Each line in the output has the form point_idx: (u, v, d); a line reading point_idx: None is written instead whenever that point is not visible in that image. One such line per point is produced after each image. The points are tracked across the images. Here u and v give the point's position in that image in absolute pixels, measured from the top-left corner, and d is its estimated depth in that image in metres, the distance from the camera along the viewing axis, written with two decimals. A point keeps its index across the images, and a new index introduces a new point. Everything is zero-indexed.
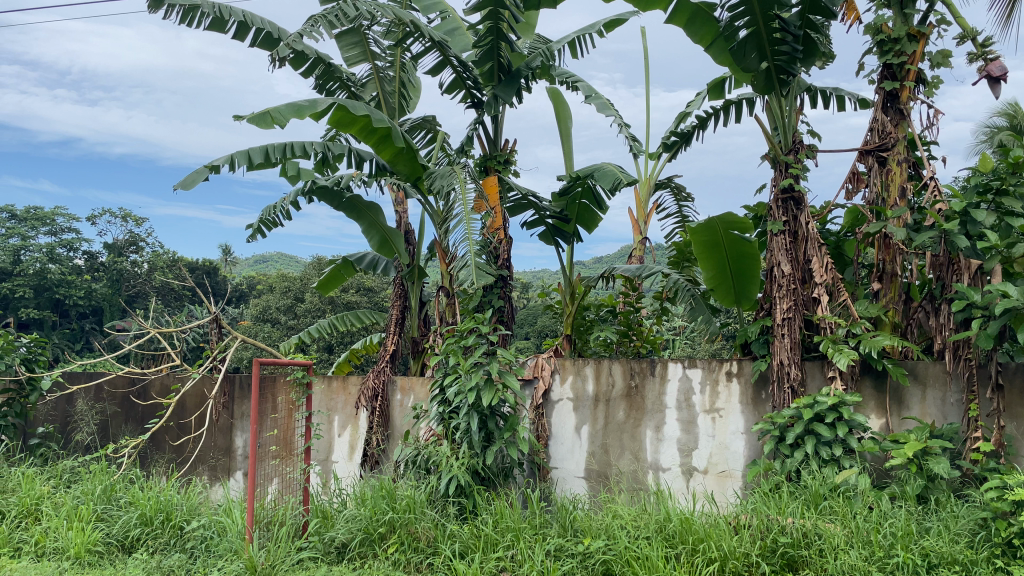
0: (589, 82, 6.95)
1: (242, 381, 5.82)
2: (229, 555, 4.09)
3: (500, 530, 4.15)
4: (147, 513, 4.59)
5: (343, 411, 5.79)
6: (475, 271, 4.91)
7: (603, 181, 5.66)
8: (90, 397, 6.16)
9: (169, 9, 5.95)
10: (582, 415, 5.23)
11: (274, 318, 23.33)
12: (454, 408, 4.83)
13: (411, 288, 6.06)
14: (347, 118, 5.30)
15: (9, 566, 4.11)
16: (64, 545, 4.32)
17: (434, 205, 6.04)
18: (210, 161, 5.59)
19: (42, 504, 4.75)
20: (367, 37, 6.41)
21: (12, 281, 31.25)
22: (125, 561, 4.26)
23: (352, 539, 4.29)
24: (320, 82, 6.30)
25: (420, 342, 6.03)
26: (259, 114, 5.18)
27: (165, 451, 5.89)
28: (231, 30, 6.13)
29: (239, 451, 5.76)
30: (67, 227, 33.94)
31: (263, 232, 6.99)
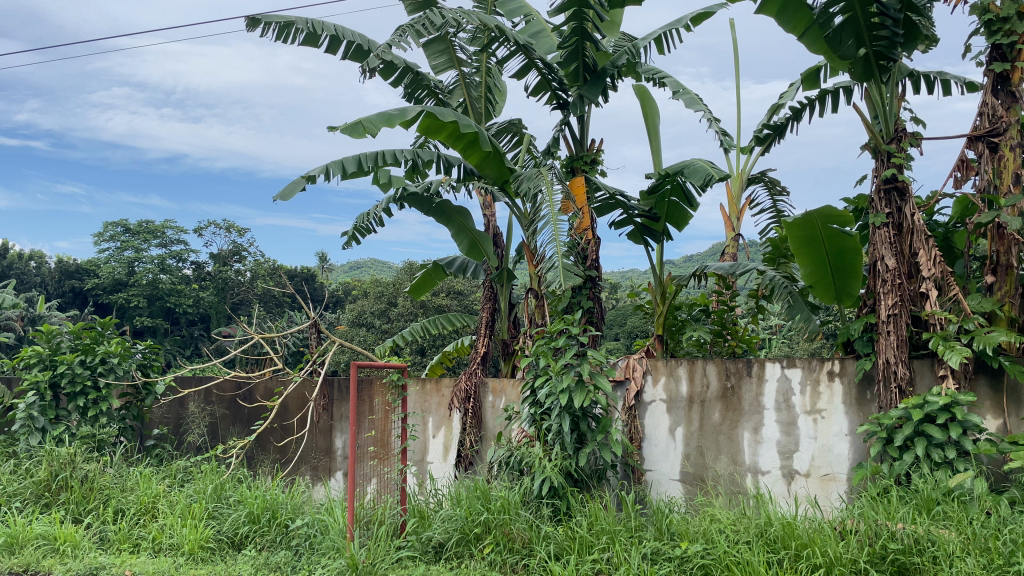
0: (676, 78, 6.84)
1: (340, 384, 5.98)
2: (332, 553, 4.22)
3: (595, 532, 4.12)
4: (255, 511, 4.78)
5: (437, 412, 5.87)
6: (563, 272, 4.90)
7: (694, 176, 5.57)
8: (201, 400, 6.46)
9: (266, 27, 6.20)
10: (676, 416, 5.14)
11: (369, 323, 24.02)
12: (546, 410, 4.84)
13: (501, 290, 6.07)
14: (435, 124, 5.39)
15: (131, 560, 4.36)
16: (179, 541, 4.56)
17: (522, 207, 6.07)
18: (307, 172, 5.80)
19: (158, 502, 5.01)
20: (453, 44, 6.50)
21: (128, 291, 33.28)
22: (235, 557, 4.45)
23: (449, 539, 4.35)
24: (409, 91, 6.46)
25: (510, 344, 6.06)
26: (352, 124, 5.34)
27: (270, 451, 6.11)
28: (323, 44, 6.34)
29: (340, 451, 5.94)
30: (176, 239, 35.87)
31: (358, 239, 7.20)
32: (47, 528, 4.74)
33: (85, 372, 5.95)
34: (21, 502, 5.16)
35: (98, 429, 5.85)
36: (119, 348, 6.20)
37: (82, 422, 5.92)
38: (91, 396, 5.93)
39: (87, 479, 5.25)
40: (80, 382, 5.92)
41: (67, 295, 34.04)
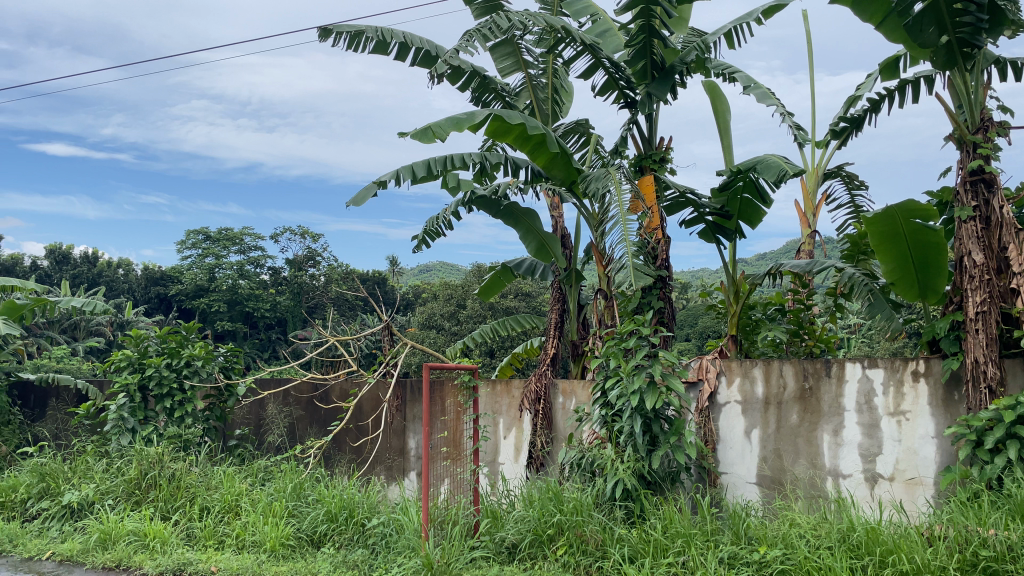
0: (747, 73, 6.71)
1: (413, 385, 6.06)
2: (408, 551, 4.29)
3: (670, 535, 4.08)
4: (333, 510, 4.88)
5: (508, 413, 5.88)
6: (633, 272, 4.86)
7: (767, 172, 5.45)
8: (279, 401, 6.64)
9: (337, 37, 6.36)
10: (752, 418, 5.03)
11: (438, 325, 24.37)
12: (617, 411, 4.80)
13: (569, 291, 6.09)
14: (503, 126, 5.41)
15: (216, 556, 4.53)
16: (261, 538, 4.70)
17: (590, 207, 6.04)
18: (378, 177, 5.92)
19: (241, 500, 5.18)
20: (520, 47, 6.52)
21: (209, 297, 34.54)
22: (314, 554, 4.57)
23: (522, 540, 4.36)
24: (476, 94, 6.52)
25: (579, 345, 6.02)
26: (422, 129, 5.42)
27: (346, 451, 6.24)
28: (393, 51, 6.46)
29: (413, 452, 6.02)
30: (253, 246, 37.03)
31: (428, 242, 7.30)
32: (138, 524, 4.96)
33: (171, 374, 6.20)
34: (114, 499, 5.41)
35: (184, 429, 6.08)
36: (202, 351, 6.43)
37: (169, 423, 6.17)
38: (177, 398, 6.18)
39: (175, 477, 5.46)
40: (167, 384, 6.17)
41: (152, 301, 35.54)
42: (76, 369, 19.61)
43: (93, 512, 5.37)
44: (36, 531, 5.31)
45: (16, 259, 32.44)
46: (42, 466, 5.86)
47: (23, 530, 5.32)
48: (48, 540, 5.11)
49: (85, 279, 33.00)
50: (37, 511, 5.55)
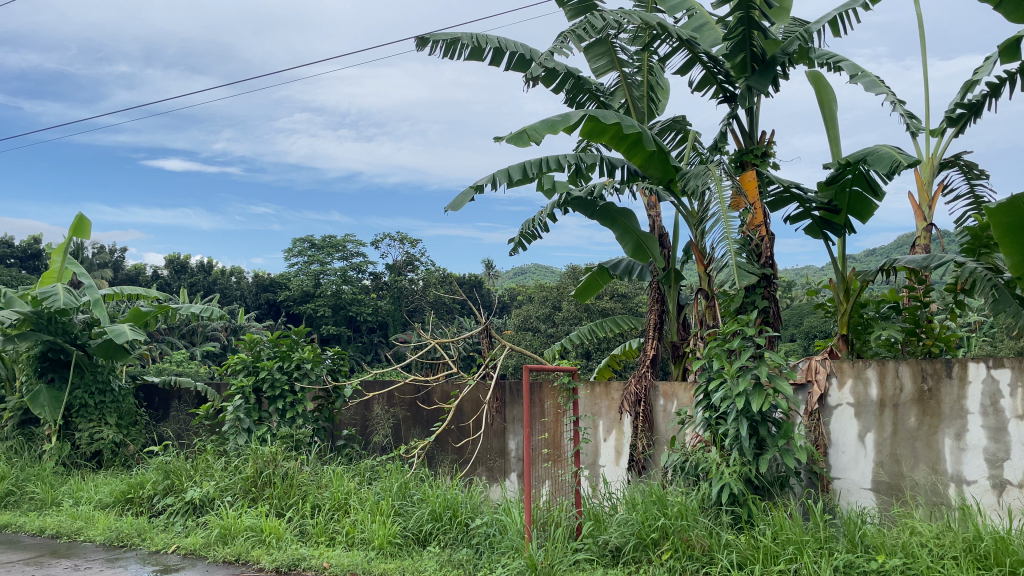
0: (854, 61, 6.44)
1: (512, 387, 6.09)
2: (511, 552, 4.32)
3: (781, 542, 3.95)
4: (437, 509, 4.97)
5: (608, 415, 5.81)
6: (736, 271, 4.74)
7: (879, 164, 5.25)
8: (385, 402, 6.81)
9: (434, 45, 6.50)
10: (866, 421, 4.81)
11: (534, 327, 24.55)
12: (721, 414, 4.69)
13: (668, 291, 5.95)
14: (598, 127, 5.38)
15: (328, 552, 4.69)
16: (370, 536, 4.84)
17: (688, 206, 5.93)
18: (474, 182, 6.01)
19: (350, 498, 5.33)
20: (614, 45, 6.48)
21: (314, 302, 35.87)
22: (420, 553, 4.67)
23: (626, 543, 4.30)
24: (570, 96, 6.52)
25: (680, 346, 5.89)
26: (517, 133, 5.46)
27: (449, 451, 6.34)
28: (488, 57, 6.54)
29: (513, 453, 6.06)
30: (355, 252, 38.24)
31: (524, 245, 7.34)
32: (255, 520, 5.19)
33: (283, 377, 6.48)
34: (232, 496, 5.68)
35: (295, 429, 6.34)
36: (311, 354, 6.69)
37: (281, 423, 6.44)
38: (288, 399, 6.45)
39: (287, 475, 5.68)
40: (279, 386, 6.45)
41: (262, 307, 37.22)
42: (198, 372, 20.77)
43: (213, 509, 5.66)
44: (163, 525, 5.64)
45: (140, 270, 34.64)
46: (166, 463, 6.20)
47: (151, 524, 5.66)
48: (174, 534, 5.42)
49: (201, 287, 34.88)
50: (163, 506, 5.88)
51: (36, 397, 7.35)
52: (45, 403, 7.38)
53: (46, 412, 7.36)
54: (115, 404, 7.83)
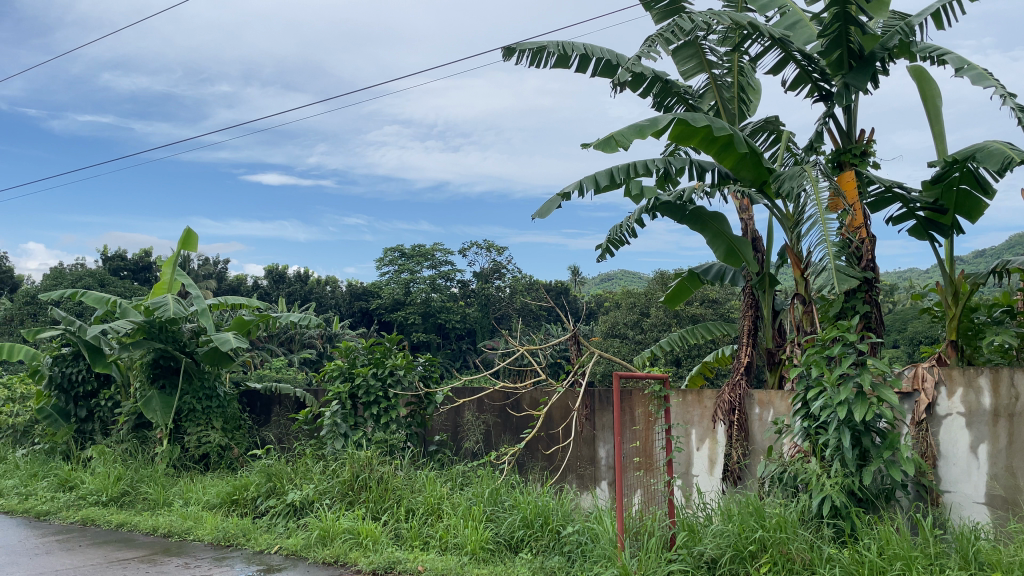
0: (959, 53, 6.13)
1: (602, 394, 6.04)
2: (604, 561, 4.31)
3: (887, 558, 3.79)
4: (529, 516, 4.98)
5: (701, 424, 5.68)
6: (836, 275, 4.60)
7: (989, 162, 4.98)
8: (475, 409, 6.83)
9: (520, 54, 6.57)
10: (978, 432, 4.55)
11: (623, 334, 24.45)
12: (821, 423, 4.54)
13: (762, 296, 5.80)
14: (688, 130, 5.30)
15: (422, 556, 4.77)
16: (462, 541, 4.89)
17: (783, 208, 5.77)
18: (561, 189, 6.02)
19: (443, 503, 5.40)
20: (703, 47, 6.38)
21: (404, 310, 36.67)
22: (513, 559, 4.69)
23: (722, 555, 4.17)
24: (658, 100, 6.45)
25: (776, 353, 5.72)
26: (605, 139, 5.44)
27: (539, 458, 6.35)
28: (574, 64, 6.55)
29: (603, 461, 6.00)
30: (444, 260, 38.89)
31: (612, 251, 7.31)
32: (352, 523, 5.33)
33: (377, 384, 6.66)
34: (331, 498, 5.85)
35: (389, 434, 6.50)
36: (404, 361, 6.87)
37: (376, 428, 6.60)
38: (382, 405, 6.62)
39: (382, 479, 5.81)
40: (374, 392, 6.63)
41: (355, 315, 38.32)
42: (298, 379, 21.50)
43: (313, 511, 5.85)
44: (266, 526, 5.86)
45: (241, 280, 36.24)
46: (268, 466, 6.45)
47: (255, 525, 5.89)
48: (276, 535, 5.62)
49: (298, 296, 36.24)
50: (266, 508, 6.12)
51: (149, 402, 7.75)
52: (157, 408, 7.77)
53: (158, 416, 7.73)
54: (220, 409, 8.20)
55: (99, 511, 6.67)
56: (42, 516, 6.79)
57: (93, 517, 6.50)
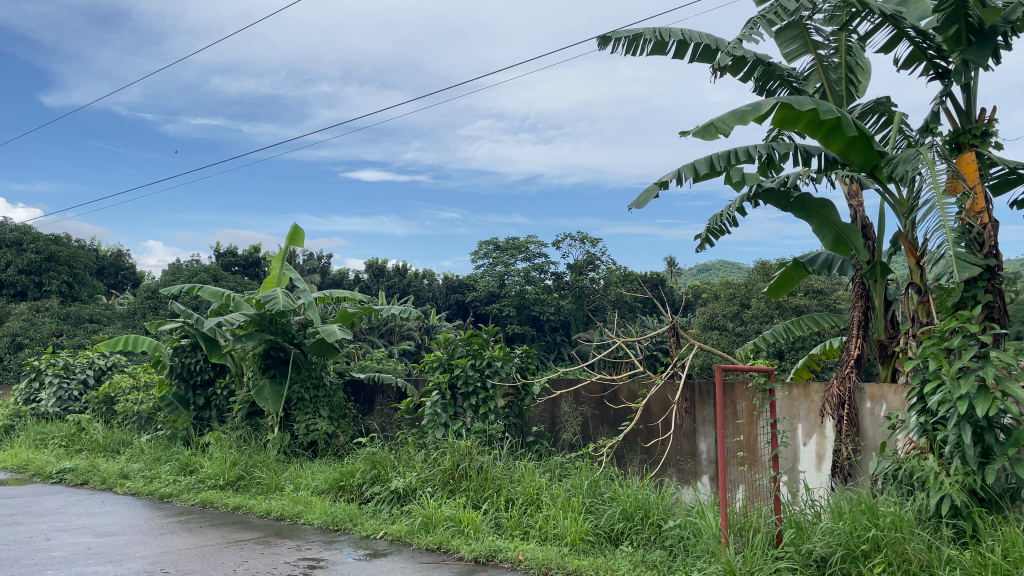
0: None
1: (702, 387, 5.92)
2: (707, 556, 4.27)
3: (1013, 561, 3.58)
4: (629, 509, 4.95)
5: (808, 419, 5.48)
6: (955, 262, 4.36)
7: None
8: (572, 400, 6.81)
9: (617, 43, 6.50)
10: None
11: (722, 326, 24.05)
12: (940, 419, 4.31)
13: (874, 286, 5.54)
14: (792, 114, 5.11)
15: (523, 546, 4.82)
16: (563, 531, 4.91)
17: (896, 193, 5.51)
18: (659, 178, 5.93)
19: (542, 493, 5.42)
20: (808, 28, 6.15)
21: (499, 303, 37.09)
22: (614, 551, 4.67)
23: (833, 554, 4.02)
24: (760, 84, 6.36)
25: (889, 345, 5.47)
26: (704, 126, 5.32)
27: (638, 451, 6.29)
28: (671, 51, 6.43)
29: (704, 455, 5.88)
30: (538, 253, 39.05)
31: (711, 240, 7.17)
32: (454, 511, 5.43)
33: (476, 374, 6.77)
34: (433, 486, 5.97)
35: (488, 425, 6.58)
36: (501, 352, 6.95)
37: (475, 418, 6.71)
38: (480, 395, 6.72)
39: (483, 469, 5.89)
40: (472, 383, 6.74)
41: (452, 307, 39.06)
42: (402, 369, 22.00)
43: (416, 498, 5.98)
44: (371, 512, 6.02)
45: (343, 274, 37.50)
46: (373, 454, 6.65)
47: (361, 510, 6.07)
48: (381, 521, 5.78)
49: (397, 289, 37.22)
50: (371, 494, 6.29)
51: (261, 391, 8.18)
52: (269, 397, 8.19)
53: (269, 405, 8.16)
54: (327, 398, 8.47)
55: (217, 494, 7.04)
56: (165, 498, 7.22)
57: (212, 500, 6.86)
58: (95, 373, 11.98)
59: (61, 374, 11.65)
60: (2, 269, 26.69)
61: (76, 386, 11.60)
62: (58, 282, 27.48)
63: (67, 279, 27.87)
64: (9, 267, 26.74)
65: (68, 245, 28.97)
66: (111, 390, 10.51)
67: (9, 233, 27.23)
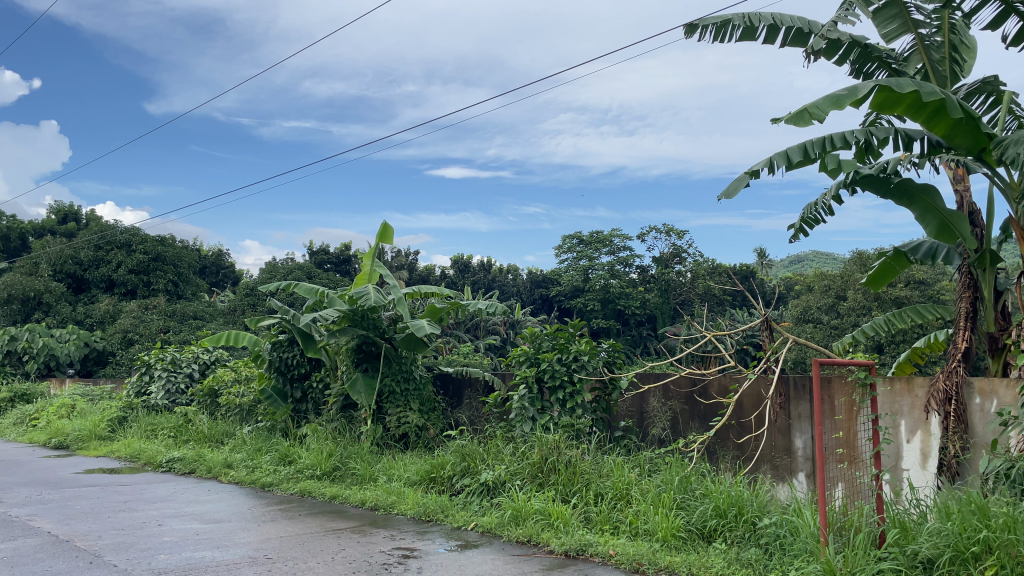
0: None
1: (797, 381, 5.76)
2: (805, 555, 4.15)
3: None
4: (722, 506, 4.86)
5: (911, 415, 5.25)
6: None
7: None
8: (661, 395, 6.72)
9: (704, 30, 6.36)
10: None
11: (816, 318, 23.42)
12: None
13: (982, 276, 5.29)
14: (892, 98, 4.89)
15: (613, 541, 4.81)
16: (654, 527, 4.86)
17: (1007, 177, 5.20)
18: (750, 167, 5.78)
19: (632, 489, 5.38)
20: (907, 6, 5.88)
21: (584, 297, 37.03)
22: (707, 549, 4.60)
23: (940, 555, 3.84)
24: (857, 67, 6.11)
25: (999, 338, 5.19)
26: (797, 112, 5.14)
27: (730, 446, 6.17)
28: (761, 35, 6.25)
29: (800, 452, 5.70)
30: (622, 246, 38.74)
31: (805, 230, 6.94)
32: (543, 505, 5.45)
33: (563, 368, 6.79)
34: (522, 479, 6.02)
35: (575, 419, 6.58)
36: (588, 346, 6.94)
37: (562, 413, 6.73)
38: (567, 389, 6.73)
39: (571, 463, 5.89)
40: (559, 377, 6.77)
41: (537, 302, 39.21)
42: (490, 363, 22.14)
43: (505, 491, 6.03)
44: (462, 504, 6.11)
45: (430, 271, 38.16)
46: (463, 447, 6.75)
47: (452, 502, 6.16)
48: (472, 513, 5.85)
49: (482, 284, 37.65)
50: (462, 486, 6.39)
51: (354, 385, 8.36)
52: (361, 390, 8.37)
53: (362, 397, 8.33)
54: (417, 391, 8.69)
55: (315, 484, 7.28)
56: (266, 487, 7.53)
57: (310, 490, 7.11)
58: (199, 367, 12.56)
59: (168, 368, 12.30)
60: (113, 269, 28.28)
61: (182, 379, 12.21)
62: (164, 280, 28.92)
63: (172, 278, 29.29)
64: (119, 267, 28.32)
65: (172, 246, 30.44)
66: (214, 383, 11.00)
67: (118, 235, 28.82)
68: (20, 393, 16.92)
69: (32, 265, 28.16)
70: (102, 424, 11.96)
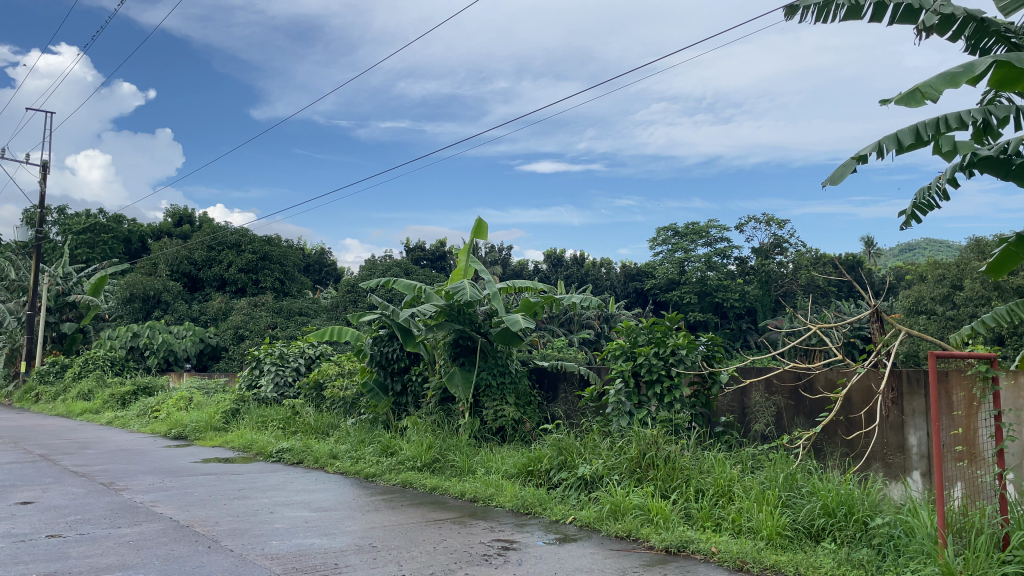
0: None
1: (910, 376, 5.48)
2: (921, 557, 3.96)
3: None
4: (830, 505, 4.69)
5: None
6: None
7: None
8: (764, 389, 6.54)
9: (806, 11, 6.12)
10: None
11: (929, 310, 22.35)
12: None
13: None
14: (1013, 74, 4.58)
15: (716, 538, 4.71)
16: (757, 525, 4.74)
17: None
18: (857, 151, 5.53)
19: (734, 485, 5.27)
20: None
21: (680, 290, 36.44)
22: (815, 548, 4.45)
23: None
24: (972, 42, 5.80)
25: None
26: (908, 92, 4.89)
27: (838, 443, 5.95)
28: (867, 13, 5.95)
29: (915, 450, 5.45)
30: (720, 238, 37.85)
31: (918, 217, 6.59)
32: (642, 500, 5.41)
33: (660, 362, 6.70)
34: (619, 474, 5.97)
35: (674, 414, 6.48)
36: (685, 340, 6.81)
37: (660, 407, 6.63)
38: (665, 383, 6.64)
39: (670, 458, 5.82)
40: (656, 371, 6.69)
41: (632, 295, 38.84)
42: (586, 356, 22.12)
43: (603, 485, 6.01)
44: (560, 497, 6.13)
45: (523, 266, 38.35)
46: (559, 441, 6.77)
47: (550, 495, 6.18)
48: (570, 507, 5.86)
49: (576, 278, 37.60)
50: (559, 480, 6.40)
51: (452, 377, 8.56)
52: (458, 383, 8.55)
53: (460, 390, 8.51)
54: (513, 385, 8.77)
55: (416, 475, 7.45)
56: (370, 477, 7.76)
57: (411, 480, 7.29)
58: (306, 361, 13.07)
59: (277, 362, 12.85)
60: (225, 268, 29.73)
61: (289, 373, 12.72)
62: (272, 278, 30.20)
63: (278, 276, 30.57)
64: (230, 266, 29.74)
65: (278, 245, 31.75)
66: (319, 376, 11.40)
67: (229, 236, 30.26)
68: (143, 387, 18.01)
69: (151, 265, 29.95)
70: (217, 415, 12.59)
